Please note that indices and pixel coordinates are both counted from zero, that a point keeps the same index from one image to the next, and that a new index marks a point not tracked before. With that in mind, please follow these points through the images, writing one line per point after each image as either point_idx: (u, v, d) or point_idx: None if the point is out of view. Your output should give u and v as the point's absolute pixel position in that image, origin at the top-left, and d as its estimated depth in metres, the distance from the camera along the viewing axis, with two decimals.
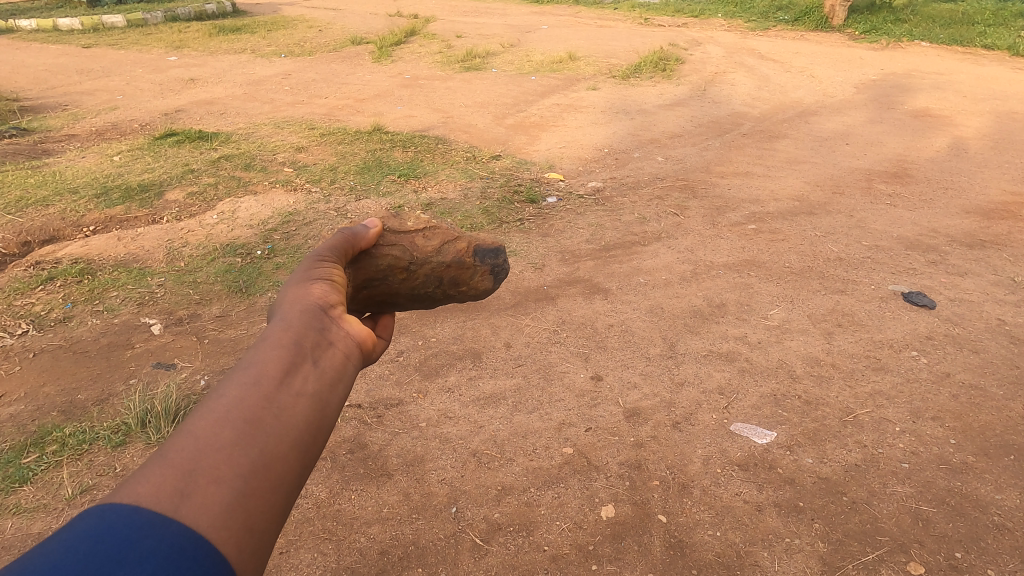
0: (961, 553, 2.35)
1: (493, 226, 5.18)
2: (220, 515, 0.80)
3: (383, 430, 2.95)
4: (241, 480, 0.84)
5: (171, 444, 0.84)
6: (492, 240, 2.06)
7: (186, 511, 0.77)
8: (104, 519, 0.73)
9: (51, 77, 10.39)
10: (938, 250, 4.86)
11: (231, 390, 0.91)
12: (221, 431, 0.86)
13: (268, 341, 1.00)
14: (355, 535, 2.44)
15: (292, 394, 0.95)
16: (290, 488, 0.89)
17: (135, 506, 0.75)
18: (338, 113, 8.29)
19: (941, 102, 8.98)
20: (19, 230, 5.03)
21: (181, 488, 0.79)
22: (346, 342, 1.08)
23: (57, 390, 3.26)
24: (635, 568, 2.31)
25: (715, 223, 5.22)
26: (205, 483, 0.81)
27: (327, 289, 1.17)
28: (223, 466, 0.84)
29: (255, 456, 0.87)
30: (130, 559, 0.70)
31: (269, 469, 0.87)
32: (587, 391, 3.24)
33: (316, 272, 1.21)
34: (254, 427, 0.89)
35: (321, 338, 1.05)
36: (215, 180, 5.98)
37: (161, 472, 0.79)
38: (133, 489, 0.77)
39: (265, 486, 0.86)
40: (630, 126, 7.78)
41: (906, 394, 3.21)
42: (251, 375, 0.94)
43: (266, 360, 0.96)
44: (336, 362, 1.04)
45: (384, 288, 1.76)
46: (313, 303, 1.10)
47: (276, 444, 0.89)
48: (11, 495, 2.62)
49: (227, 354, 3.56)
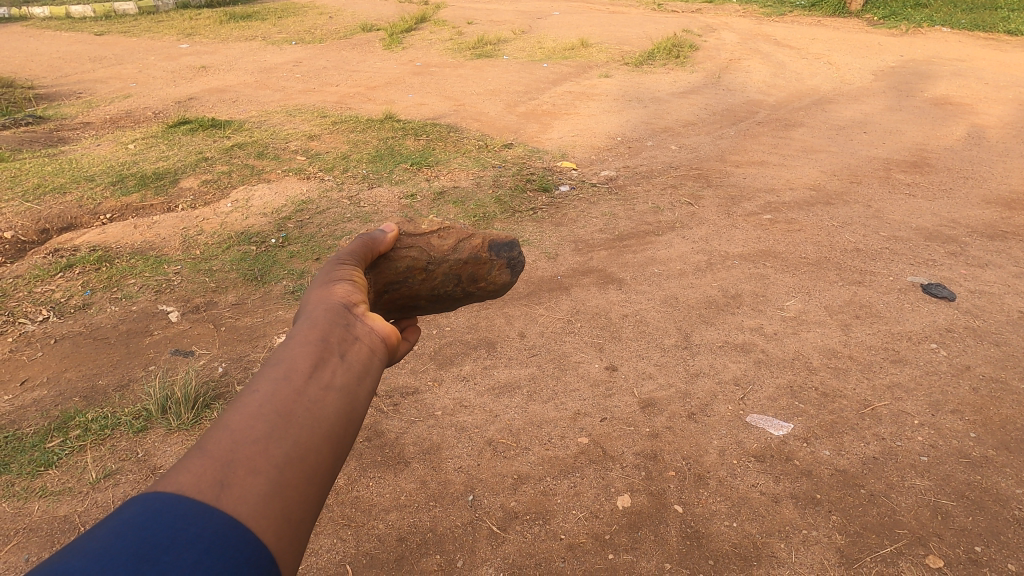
0: (981, 547, 2.34)
1: (506, 215, 5.16)
2: (258, 504, 0.80)
3: (399, 418, 2.97)
4: (276, 471, 0.84)
5: (207, 438, 0.85)
6: (505, 234, 2.09)
7: (226, 501, 0.78)
8: (149, 507, 0.74)
9: (65, 65, 10.44)
10: (958, 241, 4.79)
11: (263, 385, 0.91)
12: (255, 424, 0.86)
13: (295, 338, 0.99)
14: (374, 522, 2.47)
15: (321, 387, 0.94)
16: (324, 479, 0.89)
17: (177, 495, 0.76)
18: (349, 100, 8.27)
19: (962, 89, 8.80)
20: (38, 217, 5.09)
21: (219, 478, 0.80)
22: (372, 337, 1.07)
23: (78, 376, 3.31)
24: (651, 558, 2.32)
25: (730, 213, 5.17)
26: (241, 475, 0.81)
27: (350, 288, 1.16)
28: (259, 457, 0.84)
29: (289, 448, 0.87)
30: (175, 547, 0.72)
31: (302, 461, 0.87)
32: (602, 380, 3.24)
33: (338, 273, 1.21)
34: (286, 419, 0.89)
35: (346, 333, 1.04)
36: (229, 168, 6.00)
37: (199, 464, 0.80)
38: (174, 479, 0.78)
39: (299, 477, 0.86)
40: (643, 113, 7.70)
41: (925, 387, 3.18)
42: (281, 369, 0.94)
43: (294, 356, 0.96)
44: (363, 355, 1.03)
45: (405, 290, 1.75)
46: (337, 301, 1.10)
47: (309, 436, 0.89)
48: (36, 478, 2.67)
49: (244, 341, 3.59)
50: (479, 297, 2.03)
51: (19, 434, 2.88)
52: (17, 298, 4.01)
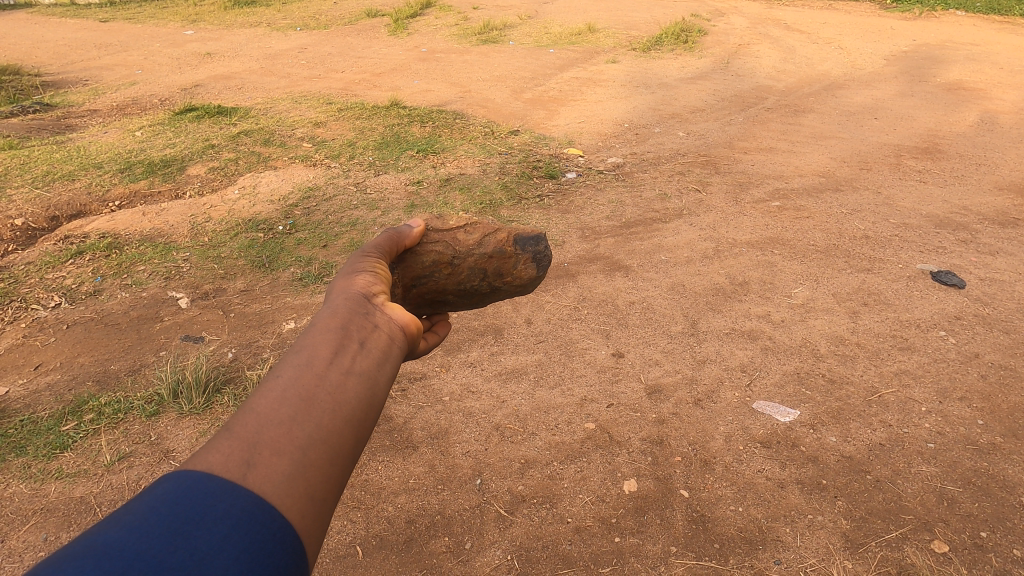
0: (987, 533, 2.34)
1: (513, 202, 5.15)
2: (283, 483, 0.82)
3: (407, 403, 3.00)
4: (300, 452, 0.85)
5: (235, 420, 0.87)
6: (532, 227, 2.03)
7: (252, 479, 0.80)
8: (181, 483, 0.76)
9: (71, 52, 10.43)
10: (969, 228, 4.74)
11: (287, 370, 0.93)
12: (280, 408, 0.89)
13: (316, 326, 1.02)
14: (383, 504, 2.50)
15: (341, 372, 0.95)
16: (346, 461, 0.90)
17: (206, 473, 0.78)
18: (355, 87, 8.24)
19: (976, 74, 8.65)
20: (47, 205, 5.12)
21: (246, 457, 0.82)
22: (391, 326, 1.09)
23: (91, 360, 3.35)
24: (657, 541, 2.34)
25: (738, 201, 5.14)
26: (267, 454, 0.83)
27: (371, 280, 1.20)
28: (283, 439, 0.86)
29: (312, 431, 0.88)
30: (205, 521, 0.73)
31: (326, 443, 0.89)
32: (608, 367, 3.25)
33: (360, 267, 1.25)
34: (309, 403, 0.90)
35: (366, 322, 1.06)
36: (236, 155, 6.01)
37: (228, 444, 0.82)
38: (204, 458, 0.80)
39: (322, 458, 0.87)
40: (651, 99, 7.63)
41: (933, 374, 3.17)
42: (305, 355, 0.96)
43: (315, 343, 0.98)
44: (383, 342, 1.05)
45: (432, 285, 1.81)
46: (357, 292, 1.13)
47: (331, 420, 0.90)
48: (52, 461, 2.71)
49: (253, 327, 3.62)
50: (506, 292, 2.01)
51: (35, 417, 2.93)
52: (29, 284, 4.05)
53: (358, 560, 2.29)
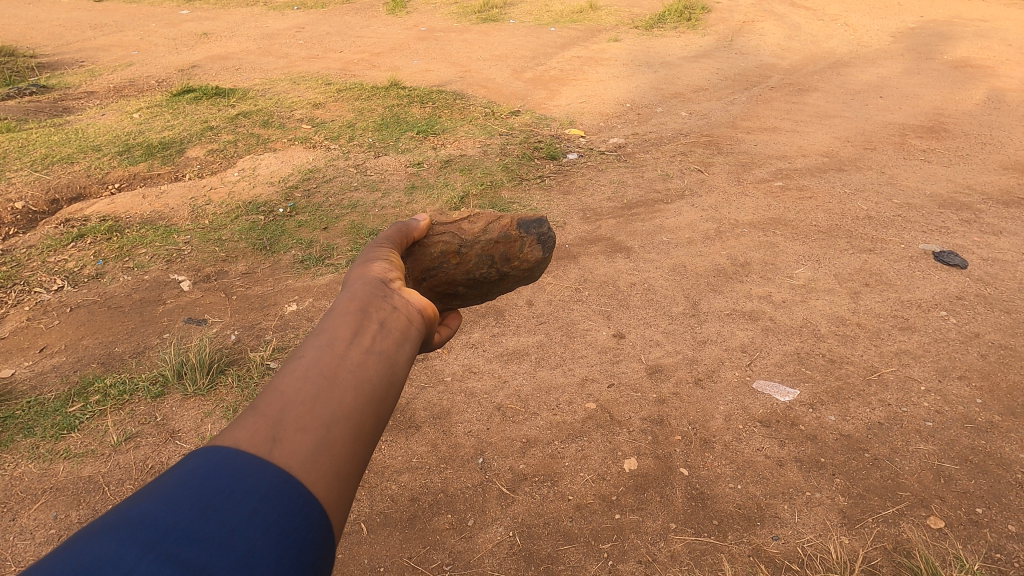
0: (982, 509, 2.36)
1: (514, 183, 5.13)
2: (308, 460, 0.82)
3: (409, 383, 3.04)
4: (323, 429, 0.86)
5: (260, 399, 0.88)
6: (533, 213, 2.05)
7: (278, 455, 0.80)
8: (209, 459, 0.77)
9: (66, 32, 10.31)
10: (973, 208, 4.71)
11: (309, 351, 0.94)
12: (304, 387, 0.89)
13: (336, 309, 1.03)
14: (387, 483, 2.53)
15: (362, 352, 0.96)
16: (368, 438, 0.91)
17: (233, 449, 0.79)
18: (354, 67, 8.15)
19: (984, 51, 8.51)
20: (47, 187, 5.11)
21: (272, 434, 0.82)
22: (408, 308, 1.11)
23: (95, 343, 3.37)
24: (657, 518, 2.37)
25: (740, 181, 5.12)
26: (292, 431, 0.84)
27: (387, 266, 1.21)
28: (307, 417, 0.86)
29: (335, 409, 0.89)
30: (235, 494, 0.74)
31: (349, 421, 0.89)
32: (609, 348, 3.27)
33: (376, 254, 1.27)
34: (332, 381, 0.91)
35: (384, 304, 1.08)
36: (235, 137, 5.99)
37: (254, 422, 0.83)
38: (231, 436, 0.81)
39: (346, 435, 0.88)
40: (653, 79, 7.55)
41: (933, 354, 3.18)
42: (326, 337, 0.97)
43: (335, 324, 0.99)
44: (401, 324, 1.06)
45: (441, 276, 1.81)
46: (375, 277, 1.15)
47: (352, 398, 0.91)
48: (59, 441, 2.74)
49: (255, 310, 3.64)
50: (515, 278, 1.97)
51: (42, 399, 2.96)
52: (31, 268, 4.05)
53: (362, 537, 2.31)
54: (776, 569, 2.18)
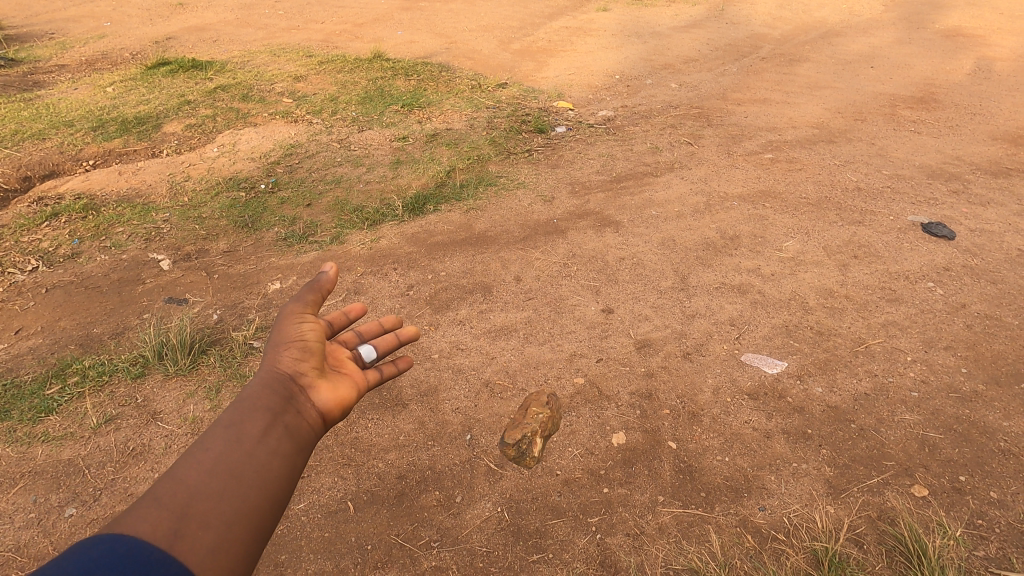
0: (965, 477, 2.39)
1: (501, 157, 5.03)
2: (206, 554, 0.97)
3: (396, 361, 3.00)
4: (225, 526, 1.02)
5: (170, 495, 1.02)
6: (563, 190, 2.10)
7: (179, 547, 0.95)
8: (114, 546, 0.90)
9: (34, 3, 9.89)
10: (962, 179, 4.69)
11: (218, 455, 1.10)
12: (210, 489, 1.05)
13: (246, 413, 1.17)
14: (374, 461, 2.50)
15: (264, 457, 1.12)
16: (263, 531, 1.07)
17: (137, 542, 0.92)
18: (336, 38, 7.91)
19: (976, 20, 8.42)
20: (18, 164, 4.93)
21: (176, 526, 0.98)
22: (315, 409, 1.26)
23: (73, 325, 3.28)
24: (645, 491, 2.37)
25: (730, 153, 5.06)
26: (195, 526, 0.99)
27: (303, 348, 1.30)
28: (209, 514, 1.02)
29: (235, 506, 1.05)
30: None
31: (247, 516, 1.05)
32: (598, 323, 3.25)
33: (295, 321, 1.34)
34: (233, 486, 1.07)
35: (292, 408, 1.22)
36: (213, 112, 5.81)
37: (160, 515, 0.98)
38: (137, 525, 0.95)
39: (243, 529, 1.04)
40: (643, 49, 7.41)
41: (920, 325, 3.19)
42: (236, 446, 1.12)
43: (245, 429, 1.14)
44: (303, 429, 1.21)
45: None
46: (288, 371, 1.27)
47: (251, 499, 1.07)
48: (37, 424, 2.67)
49: (237, 289, 3.56)
50: None
51: (18, 381, 2.88)
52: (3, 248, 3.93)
53: (349, 515, 2.29)
54: (762, 539, 2.19)
